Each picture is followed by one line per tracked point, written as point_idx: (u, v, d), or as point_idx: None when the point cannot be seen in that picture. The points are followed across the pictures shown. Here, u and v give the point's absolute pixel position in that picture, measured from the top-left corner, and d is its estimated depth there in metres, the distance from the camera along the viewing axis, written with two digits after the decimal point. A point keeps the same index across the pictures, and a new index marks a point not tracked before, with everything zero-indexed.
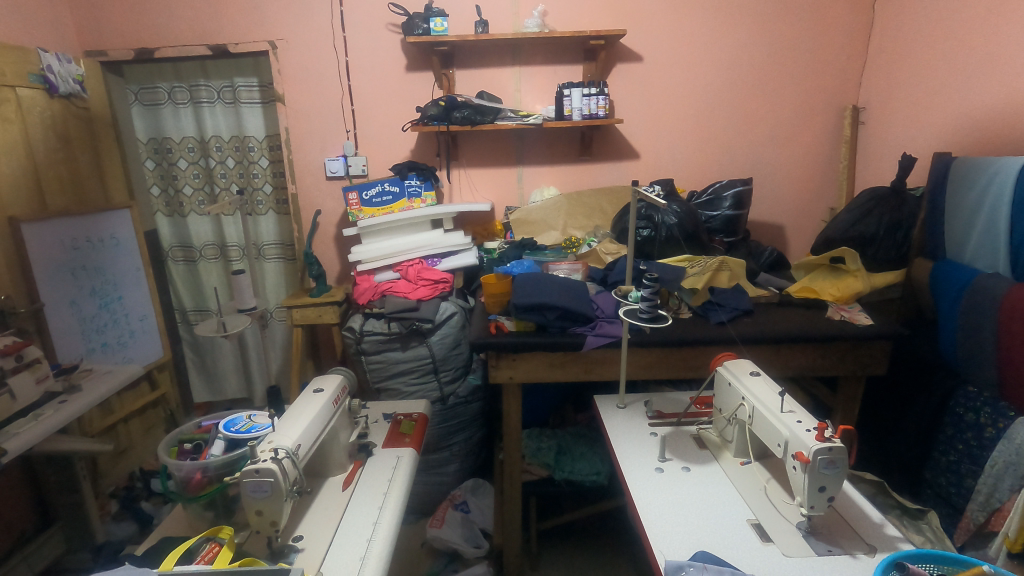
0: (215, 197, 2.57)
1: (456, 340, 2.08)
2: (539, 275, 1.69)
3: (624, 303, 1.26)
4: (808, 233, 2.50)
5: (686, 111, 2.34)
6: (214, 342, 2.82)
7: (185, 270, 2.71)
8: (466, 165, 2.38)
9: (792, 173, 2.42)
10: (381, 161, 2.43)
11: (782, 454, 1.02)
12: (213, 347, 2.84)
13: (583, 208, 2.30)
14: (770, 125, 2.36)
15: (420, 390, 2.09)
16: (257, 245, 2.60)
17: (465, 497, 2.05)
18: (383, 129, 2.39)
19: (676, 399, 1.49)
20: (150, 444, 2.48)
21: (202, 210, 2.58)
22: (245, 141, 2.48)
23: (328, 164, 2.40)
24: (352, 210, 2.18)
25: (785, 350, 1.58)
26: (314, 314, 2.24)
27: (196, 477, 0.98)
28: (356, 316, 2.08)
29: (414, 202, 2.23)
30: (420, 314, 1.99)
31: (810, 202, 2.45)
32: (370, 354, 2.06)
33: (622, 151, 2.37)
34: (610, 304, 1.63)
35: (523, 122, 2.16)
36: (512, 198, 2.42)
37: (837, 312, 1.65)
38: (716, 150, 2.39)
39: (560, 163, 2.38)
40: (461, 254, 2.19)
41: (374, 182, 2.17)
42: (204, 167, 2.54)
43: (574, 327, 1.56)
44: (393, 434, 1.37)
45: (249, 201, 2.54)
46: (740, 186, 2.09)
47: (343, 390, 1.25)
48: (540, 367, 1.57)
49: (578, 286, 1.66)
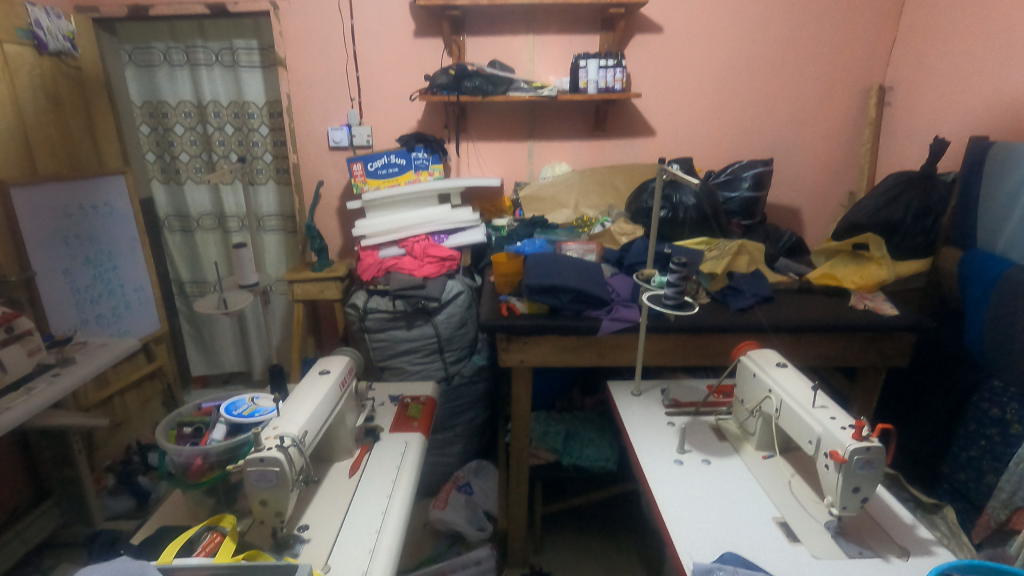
0: (213, 165, 2.48)
1: (463, 320, 2.02)
2: (552, 255, 1.62)
3: (646, 288, 1.20)
4: (825, 218, 2.43)
5: (706, 86, 2.24)
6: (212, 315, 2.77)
7: (181, 240, 2.64)
8: (475, 139, 2.29)
9: (812, 155, 2.34)
10: (387, 132, 2.34)
11: (814, 451, 0.98)
12: (212, 319, 2.79)
13: (596, 186, 2.23)
14: (791, 104, 2.27)
15: (425, 369, 2.04)
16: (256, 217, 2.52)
17: (468, 478, 2.02)
18: (389, 98, 2.29)
19: (693, 387, 1.44)
20: (147, 417, 2.44)
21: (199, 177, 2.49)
22: (245, 107, 2.39)
23: (331, 133, 2.31)
24: (356, 182, 2.09)
25: (807, 340, 1.53)
26: (315, 289, 2.18)
27: (196, 463, 0.92)
28: (360, 293, 2.01)
29: (421, 175, 2.14)
30: (427, 292, 1.92)
31: (829, 186, 2.38)
32: (374, 331, 2.00)
33: (638, 128, 2.28)
34: (626, 287, 1.57)
35: (537, 94, 2.07)
36: (522, 174, 2.34)
37: (861, 301, 1.59)
38: (735, 129, 2.30)
39: (572, 138, 2.29)
40: (469, 230, 2.12)
41: (379, 154, 2.08)
42: (201, 133, 2.45)
43: (589, 310, 1.50)
44: (401, 418, 1.32)
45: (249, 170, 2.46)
46: (760, 167, 2.01)
47: (350, 372, 1.19)
48: (552, 351, 1.51)
49: (592, 267, 1.60)
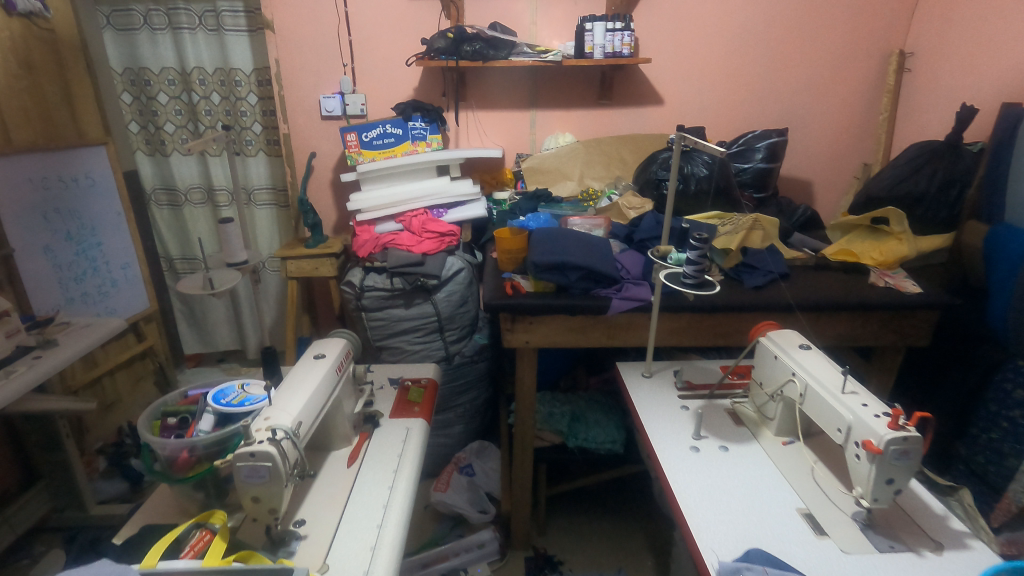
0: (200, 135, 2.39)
1: (463, 298, 1.95)
2: (559, 231, 1.54)
3: (663, 265, 1.12)
4: (838, 191, 2.34)
5: (718, 51, 2.13)
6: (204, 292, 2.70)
7: (169, 215, 2.55)
8: (475, 107, 2.18)
9: (826, 124, 2.24)
10: (382, 100, 2.23)
11: (844, 440, 0.92)
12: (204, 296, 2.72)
13: (601, 157, 2.12)
14: (806, 71, 2.17)
15: (424, 349, 1.97)
16: (246, 190, 2.43)
17: (470, 460, 1.98)
18: (384, 64, 2.17)
19: (706, 369, 1.38)
20: (139, 397, 2.39)
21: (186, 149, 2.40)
22: (231, 74, 2.27)
23: (323, 102, 2.19)
24: (350, 153, 1.98)
25: (825, 319, 1.46)
26: (310, 267, 2.10)
27: (182, 456, 0.85)
28: (356, 271, 1.93)
29: (418, 146, 2.03)
30: (426, 269, 1.85)
31: (843, 157, 2.29)
32: (371, 310, 1.93)
33: (645, 96, 2.17)
34: (636, 264, 1.50)
35: (541, 59, 1.95)
36: (523, 144, 2.24)
37: (881, 278, 1.52)
38: (746, 97, 2.20)
39: (577, 107, 2.18)
40: (469, 205, 2.03)
41: (374, 123, 1.97)
42: (186, 102, 2.34)
43: (598, 289, 1.42)
44: (401, 403, 1.26)
45: (237, 141, 2.35)
46: (775, 138, 1.92)
47: (347, 356, 1.12)
48: (559, 332, 1.44)
49: (600, 243, 1.53)
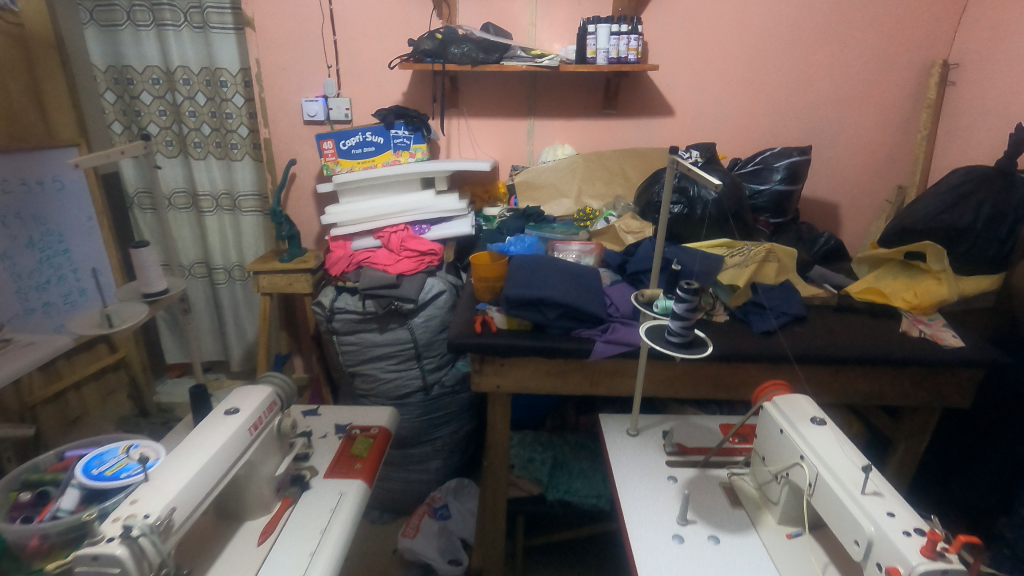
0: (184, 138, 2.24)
1: (443, 323, 1.78)
2: (541, 260, 1.36)
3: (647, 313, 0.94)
4: (867, 215, 2.11)
5: (736, 58, 1.93)
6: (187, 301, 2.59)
7: (152, 219, 2.43)
8: (467, 114, 2.01)
9: (856, 141, 2.02)
10: (369, 104, 2.07)
11: (862, 558, 0.72)
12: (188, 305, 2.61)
13: (602, 173, 1.93)
14: (836, 82, 1.95)
15: (400, 378, 1.80)
16: (231, 195, 2.30)
17: (445, 500, 1.81)
18: (371, 67, 2.02)
19: (701, 428, 1.18)
20: (108, 411, 2.27)
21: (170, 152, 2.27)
22: (216, 74, 2.07)
23: (306, 105, 2.06)
24: (326, 162, 1.82)
25: (846, 373, 1.25)
26: (283, 282, 1.95)
27: (33, 543, 0.70)
28: (328, 290, 1.78)
29: (400, 156, 1.87)
30: (401, 292, 1.68)
31: (874, 178, 2.06)
32: (342, 334, 1.77)
33: (653, 106, 1.98)
34: (627, 300, 1.30)
35: (536, 63, 1.78)
36: (519, 156, 2.06)
37: (915, 326, 1.30)
38: (767, 108, 1.99)
39: (579, 116, 2.00)
40: (454, 221, 1.87)
41: (353, 130, 1.80)
42: (171, 102, 2.23)
43: (580, 329, 1.24)
44: (342, 457, 1.10)
45: (221, 144, 2.19)
46: (796, 157, 1.71)
47: (269, 409, 0.95)
48: (533, 376, 1.25)
49: (587, 275, 1.34)
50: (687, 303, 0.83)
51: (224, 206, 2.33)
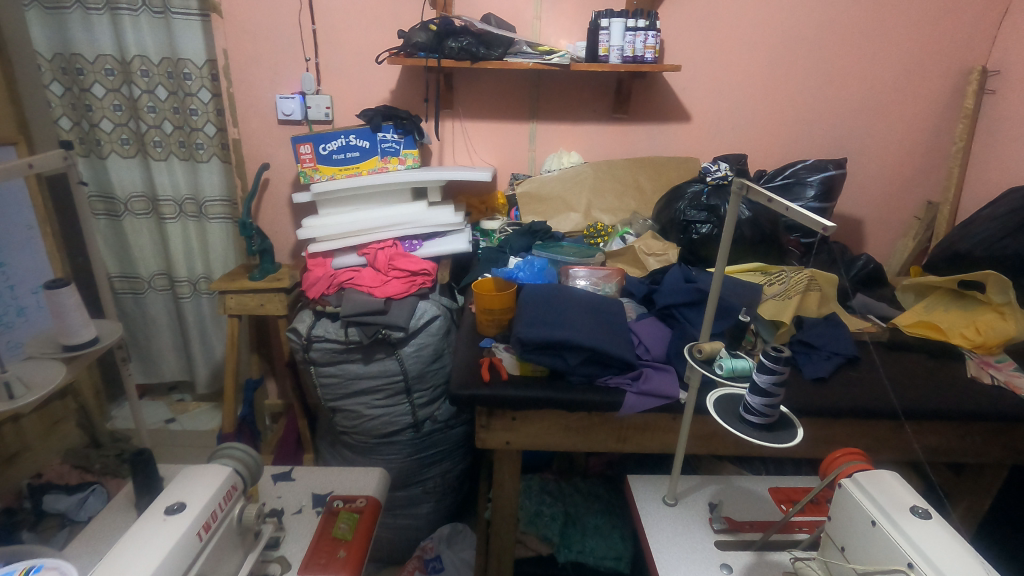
0: (141, 135, 2.03)
1: (436, 352, 1.58)
2: (556, 292, 1.17)
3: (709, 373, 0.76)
4: (892, 232, 1.96)
5: (761, 60, 1.75)
6: (147, 316, 2.34)
7: (107, 226, 2.19)
8: (463, 116, 1.80)
9: (884, 153, 1.87)
10: (352, 103, 1.85)
11: None
12: (148, 320, 2.36)
13: (613, 184, 1.75)
14: (865, 87, 1.80)
15: (387, 414, 1.59)
16: (196, 200, 2.05)
17: (437, 551, 1.61)
18: (354, 61, 1.80)
19: (749, 495, 1.01)
20: (54, 444, 2.00)
21: (127, 153, 2.04)
22: (179, 66, 1.83)
23: (280, 103, 1.82)
24: (304, 169, 1.59)
25: (911, 427, 1.09)
26: (253, 303, 1.72)
27: None
28: (304, 315, 1.56)
29: (388, 162, 1.64)
30: (389, 319, 1.47)
31: (902, 193, 1.91)
32: (321, 365, 1.55)
33: (669, 111, 1.80)
34: (659, 340, 1.12)
35: (545, 61, 1.58)
36: (520, 163, 1.86)
37: (981, 370, 1.15)
38: (792, 116, 1.82)
39: (586, 121, 1.81)
40: (448, 236, 1.66)
41: (335, 133, 1.57)
42: (128, 97, 1.99)
43: (606, 376, 1.05)
44: (321, 543, 0.88)
45: (185, 144, 1.94)
46: (831, 171, 1.55)
47: (228, 496, 0.75)
48: (551, 432, 1.06)
49: (610, 310, 1.16)
50: (773, 386, 0.64)
51: (189, 213, 2.07)
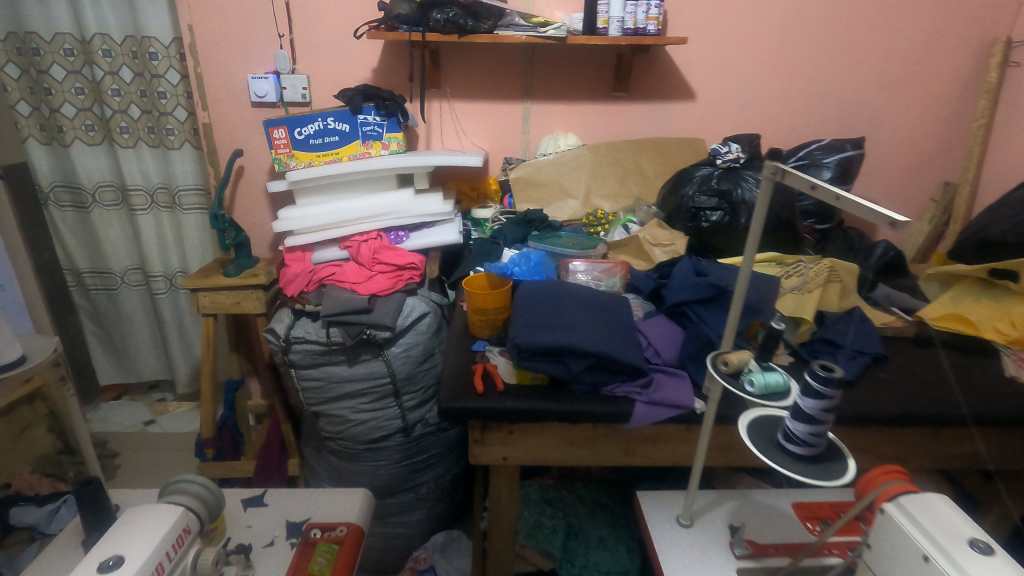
0: (108, 121, 1.88)
1: (426, 352, 1.47)
2: (555, 290, 1.07)
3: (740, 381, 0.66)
4: (907, 215, 1.86)
5: (771, 32, 1.63)
6: (124, 314, 2.24)
7: (74, 218, 2.06)
8: (451, 96, 1.66)
9: (900, 132, 1.76)
10: (330, 83, 1.71)
11: None
12: (124, 318, 2.25)
13: (614, 167, 1.63)
14: (881, 61, 1.68)
15: (375, 418, 1.48)
16: (168, 190, 1.98)
17: (431, 561, 1.52)
18: (331, 37, 1.65)
19: (771, 514, 0.91)
20: (24, 452, 1.88)
21: (92, 140, 1.90)
22: (144, 45, 1.77)
23: (252, 83, 1.66)
24: (278, 156, 1.46)
25: (946, 433, 0.99)
26: (228, 301, 1.60)
27: None
28: (282, 314, 1.44)
29: (370, 147, 1.51)
30: (374, 318, 1.36)
31: (918, 174, 1.81)
32: (302, 367, 1.44)
33: (672, 88, 1.67)
34: (670, 342, 1.01)
35: (539, 33, 1.44)
36: (513, 147, 1.74)
37: (1019, 368, 1.06)
38: (803, 93, 1.70)
39: (584, 100, 1.68)
40: (437, 227, 1.54)
41: (312, 115, 1.44)
42: (90, 79, 1.84)
43: (613, 384, 0.94)
44: None
45: (154, 130, 1.88)
46: (848, 151, 1.44)
47: (180, 542, 0.64)
48: (552, 445, 0.96)
49: (614, 308, 1.05)
50: (822, 407, 0.54)
51: (161, 203, 1.99)
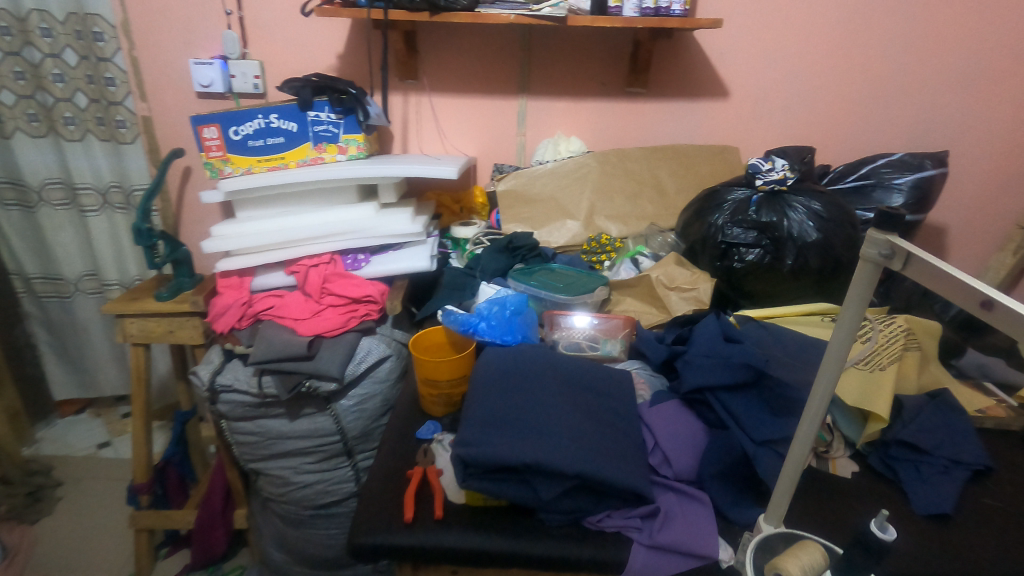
0: (51, 110, 1.50)
1: (385, 404, 1.20)
2: (529, 360, 0.78)
3: None
4: (988, 241, 1.53)
5: (828, 16, 1.30)
6: (86, 320, 1.85)
7: (20, 219, 1.65)
8: (431, 90, 1.38)
9: (984, 142, 1.42)
10: (289, 72, 1.44)
11: None
12: (80, 330, 1.87)
13: (626, 179, 1.33)
14: (967, 54, 1.34)
15: (322, 482, 1.22)
16: (122, 188, 1.63)
17: None
18: (286, 16, 1.38)
19: None
20: None
21: (36, 133, 1.51)
22: (88, 23, 1.41)
23: (193, 70, 1.40)
24: (210, 160, 1.19)
25: None
26: (160, 330, 1.35)
27: None
28: (211, 354, 1.19)
29: (324, 151, 1.24)
30: (315, 368, 1.08)
31: (1000, 194, 1.48)
32: (233, 420, 1.18)
33: (702, 84, 1.36)
34: (686, 447, 0.72)
35: (530, 11, 1.13)
36: (506, 151, 1.45)
37: None
38: (864, 92, 1.38)
39: (593, 96, 1.38)
40: (405, 250, 1.27)
41: (250, 111, 1.16)
42: (27, 59, 1.44)
43: (605, 515, 0.65)
44: None
45: (103, 121, 1.52)
46: (928, 170, 1.13)
47: None
48: None
49: (610, 390, 0.76)
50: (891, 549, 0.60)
51: (115, 204, 1.65)
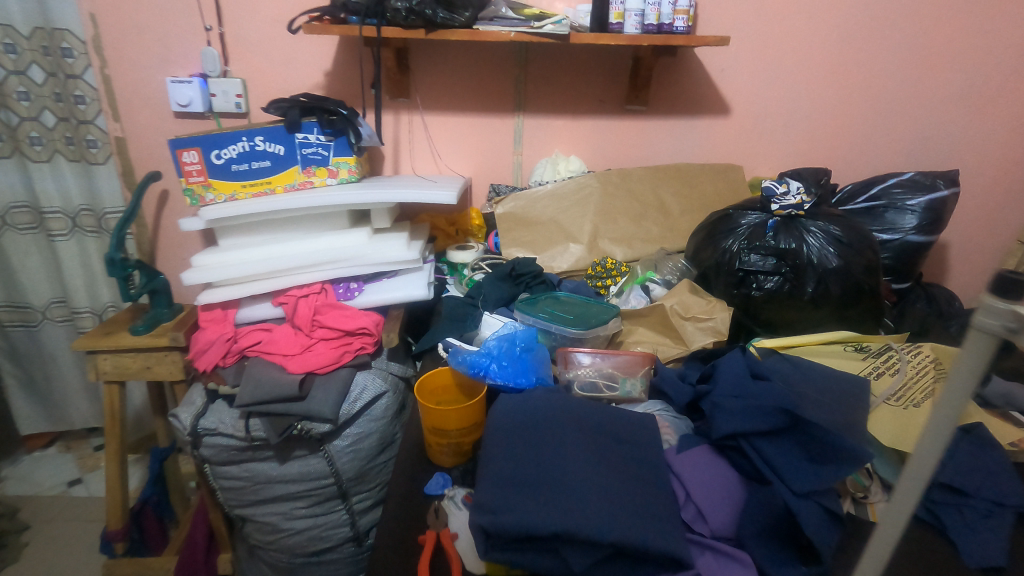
0: (14, 130, 1.40)
1: (381, 442, 1.13)
2: (547, 406, 0.72)
3: None
4: (987, 255, 1.52)
5: (828, 33, 1.28)
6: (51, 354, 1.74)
7: None
8: (424, 108, 1.32)
9: (983, 157, 1.41)
10: (272, 89, 1.36)
11: None
12: (49, 362, 1.75)
13: (628, 199, 1.28)
14: (967, 71, 1.33)
15: (315, 528, 1.14)
16: (93, 212, 1.53)
17: None
18: (269, 32, 1.31)
19: None
20: None
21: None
22: (56, 38, 1.32)
23: (171, 89, 1.32)
24: (190, 186, 1.11)
25: None
26: (136, 366, 1.26)
27: None
28: (193, 394, 1.11)
29: (313, 175, 1.18)
30: (308, 409, 1.01)
31: (999, 209, 1.47)
32: (218, 465, 1.10)
33: (703, 100, 1.33)
34: (721, 499, 0.67)
35: (532, 28, 1.08)
36: (502, 170, 1.39)
37: None
38: (865, 108, 1.36)
39: (591, 113, 1.34)
40: (400, 278, 1.20)
41: (234, 134, 1.09)
42: None
43: None
44: None
45: (73, 141, 1.43)
46: (941, 190, 1.11)
47: None
48: None
49: (636, 438, 0.71)
50: None
51: (86, 227, 1.55)
